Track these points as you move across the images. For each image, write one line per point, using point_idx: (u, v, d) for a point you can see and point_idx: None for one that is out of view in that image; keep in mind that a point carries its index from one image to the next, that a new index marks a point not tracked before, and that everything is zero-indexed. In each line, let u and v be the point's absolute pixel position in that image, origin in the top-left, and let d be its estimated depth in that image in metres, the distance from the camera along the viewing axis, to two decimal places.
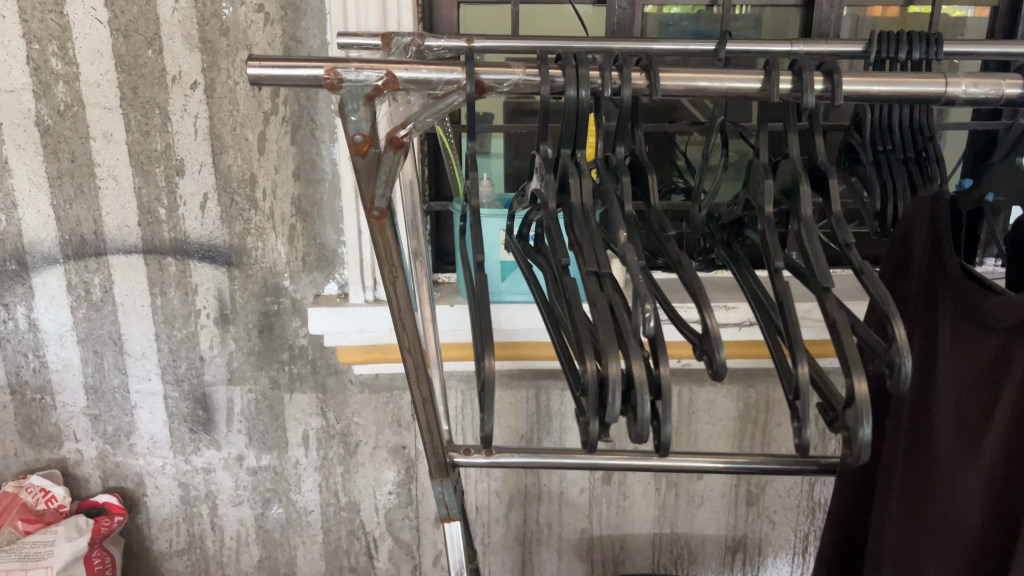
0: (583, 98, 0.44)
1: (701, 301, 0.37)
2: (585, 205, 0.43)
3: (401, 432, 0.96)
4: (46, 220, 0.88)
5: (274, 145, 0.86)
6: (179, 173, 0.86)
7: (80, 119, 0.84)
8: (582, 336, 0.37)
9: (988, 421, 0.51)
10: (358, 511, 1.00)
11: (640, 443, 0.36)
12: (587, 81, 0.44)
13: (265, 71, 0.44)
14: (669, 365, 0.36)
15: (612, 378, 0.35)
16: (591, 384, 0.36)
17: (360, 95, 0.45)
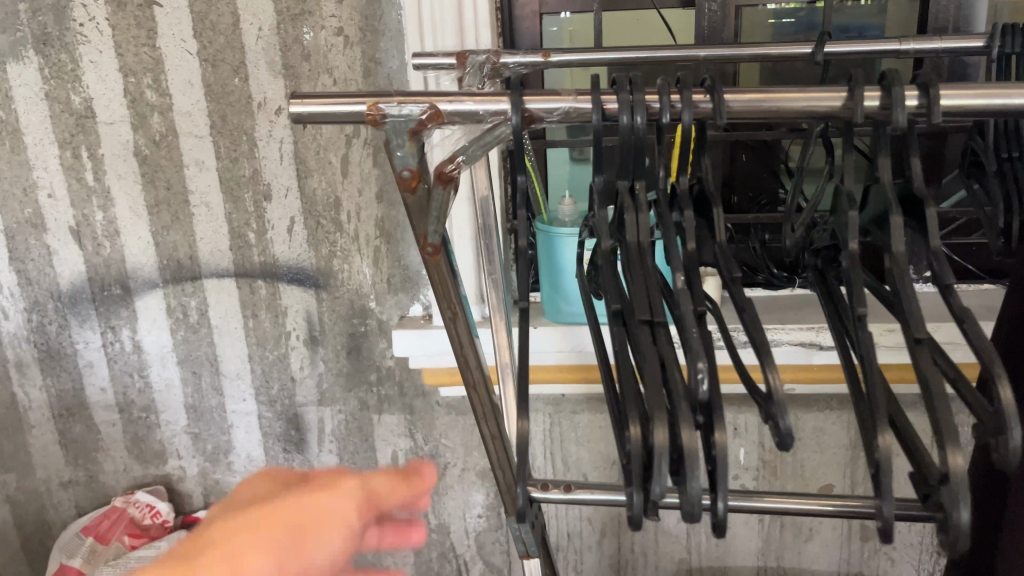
0: (638, 126, 0.40)
1: (765, 356, 0.33)
2: (641, 241, 0.39)
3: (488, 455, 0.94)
4: (146, 246, 0.91)
5: (357, 168, 0.85)
6: (267, 199, 0.87)
7: (174, 147, 0.86)
8: (626, 397, 0.33)
9: None
10: (448, 534, 0.98)
11: (691, 521, 0.32)
12: (643, 106, 0.40)
13: (307, 110, 0.43)
14: (724, 432, 0.32)
15: (658, 449, 0.31)
16: (635, 454, 0.32)
17: (404, 130, 0.43)
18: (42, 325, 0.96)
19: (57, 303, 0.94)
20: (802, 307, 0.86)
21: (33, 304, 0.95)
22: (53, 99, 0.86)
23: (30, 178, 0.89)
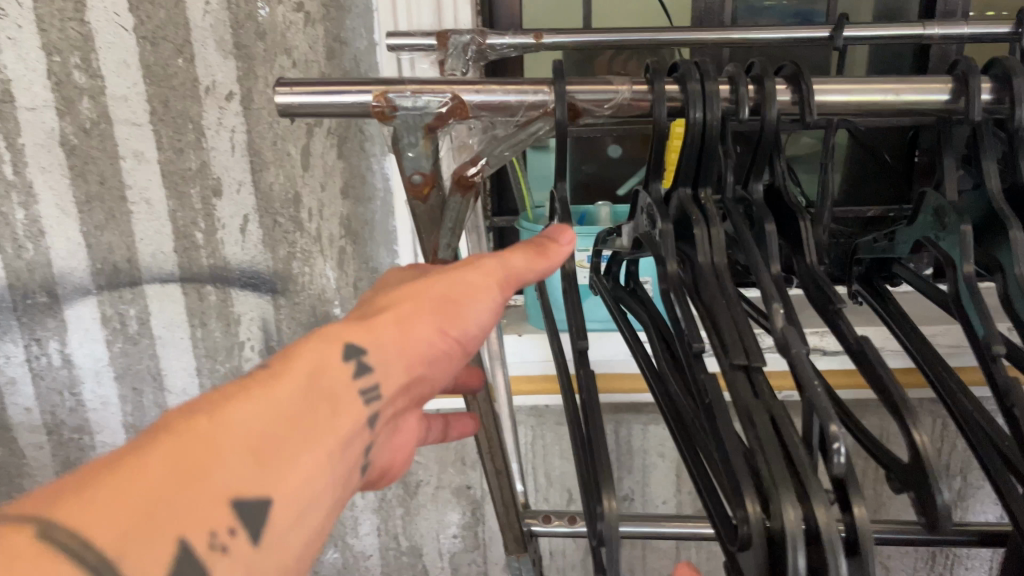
0: (712, 123, 0.33)
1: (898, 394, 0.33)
2: (717, 263, 0.33)
3: (465, 472, 0.86)
4: (76, 248, 0.80)
5: (319, 160, 0.77)
6: (217, 194, 0.78)
7: (108, 137, 0.76)
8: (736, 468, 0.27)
9: None
10: (421, 556, 0.91)
11: None
12: (716, 99, 0.33)
13: (295, 101, 0.35)
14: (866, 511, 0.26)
15: (789, 537, 0.25)
16: (757, 542, 0.26)
17: (418, 127, 0.36)
18: None
19: None
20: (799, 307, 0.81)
21: None
22: None
23: None
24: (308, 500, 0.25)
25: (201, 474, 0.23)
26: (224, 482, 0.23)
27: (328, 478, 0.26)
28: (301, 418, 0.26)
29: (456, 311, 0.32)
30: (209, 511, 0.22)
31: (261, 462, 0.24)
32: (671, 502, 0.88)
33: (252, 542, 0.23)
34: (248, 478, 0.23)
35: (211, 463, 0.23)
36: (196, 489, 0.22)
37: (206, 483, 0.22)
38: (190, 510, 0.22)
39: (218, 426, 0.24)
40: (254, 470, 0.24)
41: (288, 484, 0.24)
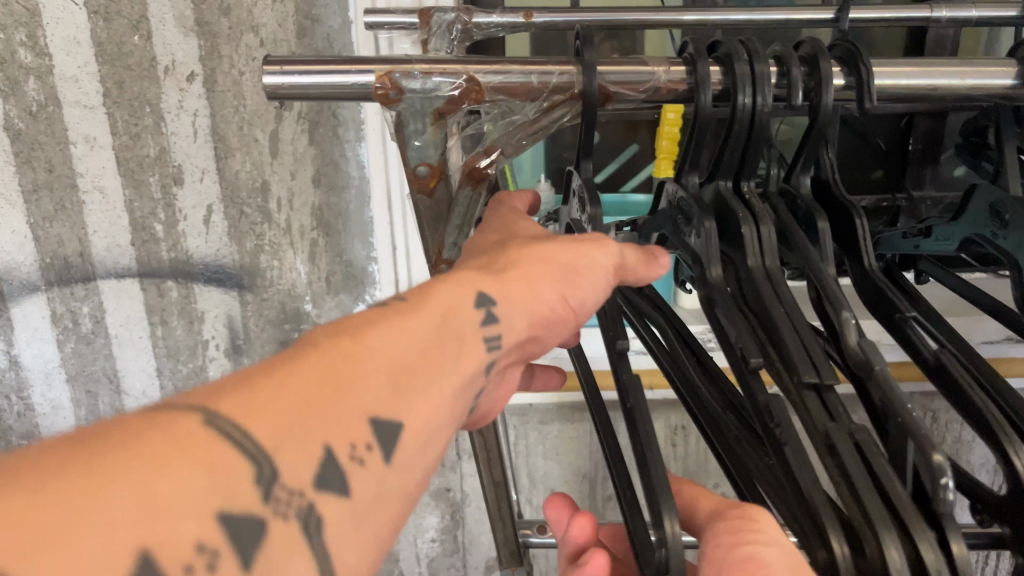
0: (762, 108, 0.30)
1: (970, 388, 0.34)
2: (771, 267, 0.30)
3: (446, 474, 0.83)
4: (23, 241, 0.74)
5: (289, 146, 0.72)
6: (177, 182, 0.72)
7: (56, 120, 0.70)
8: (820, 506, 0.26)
9: None
10: (398, 562, 0.87)
11: None
12: (767, 81, 0.30)
13: (287, 81, 0.31)
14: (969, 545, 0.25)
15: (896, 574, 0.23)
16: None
17: (429, 109, 0.33)
18: None
19: None
20: None
21: None
22: None
23: None
24: (436, 436, 0.25)
25: (345, 389, 0.23)
26: (366, 402, 0.23)
27: (444, 419, 0.26)
28: (425, 357, 0.26)
29: (579, 277, 0.31)
30: (350, 423, 0.22)
31: (400, 387, 0.24)
32: None
33: (388, 462, 0.23)
34: (388, 400, 0.24)
35: (356, 381, 0.23)
36: (341, 404, 0.22)
37: (351, 400, 0.23)
38: (338, 422, 0.22)
39: (364, 347, 0.24)
40: (393, 393, 0.24)
41: (420, 416, 0.24)
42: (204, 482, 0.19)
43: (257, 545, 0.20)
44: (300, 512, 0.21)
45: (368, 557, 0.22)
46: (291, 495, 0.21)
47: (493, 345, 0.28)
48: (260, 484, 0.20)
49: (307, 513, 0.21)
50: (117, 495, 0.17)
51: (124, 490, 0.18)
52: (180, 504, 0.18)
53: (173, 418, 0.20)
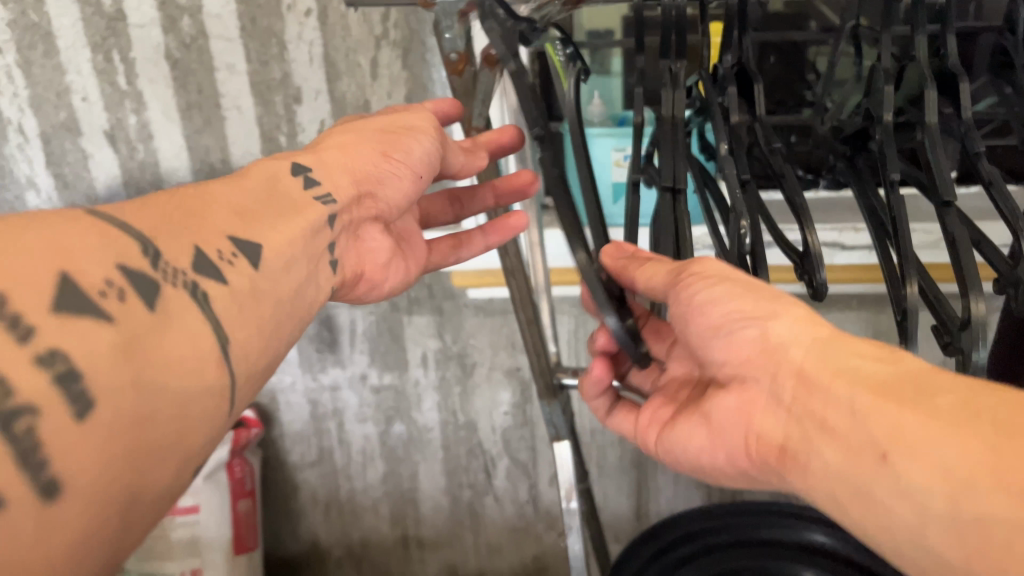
0: None
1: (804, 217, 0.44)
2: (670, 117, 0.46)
3: (515, 354, 0.97)
4: (180, 150, 0.93)
5: (386, 70, 0.87)
6: (297, 101, 0.89)
7: (205, 51, 0.87)
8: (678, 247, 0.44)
9: None
10: (476, 431, 1.02)
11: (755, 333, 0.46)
12: None
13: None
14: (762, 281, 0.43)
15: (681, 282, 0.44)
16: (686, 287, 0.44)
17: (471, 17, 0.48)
18: None
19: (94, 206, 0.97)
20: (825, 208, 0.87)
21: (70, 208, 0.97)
22: (81, 2, 0.85)
23: (62, 82, 0.89)
24: (287, 256, 0.43)
25: (201, 214, 0.39)
26: (220, 227, 0.39)
27: (289, 247, 0.43)
28: (259, 205, 0.44)
29: (400, 141, 0.52)
30: (213, 238, 0.38)
31: (245, 220, 0.41)
32: None
33: (252, 267, 0.40)
34: (235, 228, 0.40)
35: (209, 212, 0.40)
36: (195, 224, 0.38)
37: (205, 224, 0.39)
38: (200, 237, 0.38)
39: (207, 198, 0.41)
40: (243, 224, 0.41)
41: (270, 239, 0.42)
42: (102, 245, 0.32)
43: (159, 295, 0.33)
44: (184, 282, 0.35)
45: (243, 322, 0.37)
46: (176, 270, 0.35)
47: (323, 198, 0.48)
48: (150, 255, 0.34)
49: (197, 288, 0.35)
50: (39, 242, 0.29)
51: (35, 244, 0.29)
52: (87, 259, 0.31)
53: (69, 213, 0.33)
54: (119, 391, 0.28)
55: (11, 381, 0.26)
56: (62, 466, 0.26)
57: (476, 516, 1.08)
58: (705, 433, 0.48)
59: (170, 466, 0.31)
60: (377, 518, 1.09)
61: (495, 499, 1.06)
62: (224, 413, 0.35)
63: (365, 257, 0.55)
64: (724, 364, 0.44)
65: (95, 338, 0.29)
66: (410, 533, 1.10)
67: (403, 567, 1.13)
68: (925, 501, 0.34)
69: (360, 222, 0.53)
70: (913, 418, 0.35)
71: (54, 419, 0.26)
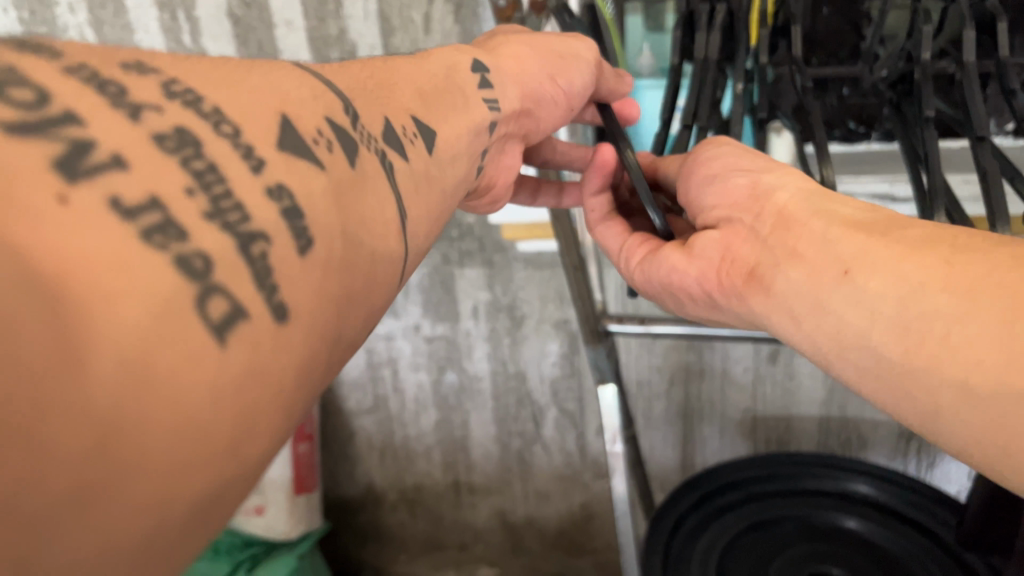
0: None
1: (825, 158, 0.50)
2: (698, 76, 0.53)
3: (563, 307, 0.98)
4: None
5: (438, 25, 0.88)
6: (353, 56, 0.91)
7: (264, 8, 0.89)
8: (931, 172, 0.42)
9: None
10: (526, 380, 1.04)
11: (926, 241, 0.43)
12: None
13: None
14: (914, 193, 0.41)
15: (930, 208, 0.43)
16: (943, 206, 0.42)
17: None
18: None
19: None
20: (880, 158, 0.86)
21: None
22: None
23: (132, 40, 0.94)
24: (452, 152, 0.44)
25: (386, 93, 0.41)
26: (404, 106, 0.41)
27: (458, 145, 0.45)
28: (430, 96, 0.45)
29: (561, 63, 0.53)
30: (396, 116, 0.40)
31: (423, 105, 0.43)
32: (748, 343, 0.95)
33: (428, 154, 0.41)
34: (416, 110, 0.42)
35: (391, 96, 0.41)
36: (385, 99, 0.40)
37: (390, 102, 0.41)
38: (383, 111, 0.39)
39: (392, 80, 0.43)
40: (422, 113, 0.43)
41: (442, 134, 0.43)
42: (276, 101, 0.30)
43: (358, 156, 0.33)
44: (376, 149, 0.35)
45: (418, 206, 0.38)
46: (368, 138, 0.35)
47: (491, 103, 0.49)
48: (350, 118, 0.34)
49: (384, 160, 0.36)
50: (230, 86, 0.28)
51: (224, 84, 0.27)
52: (264, 104, 0.29)
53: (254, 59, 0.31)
54: (335, 236, 0.28)
55: (249, 208, 0.24)
56: (287, 290, 0.24)
57: (525, 464, 1.11)
58: (682, 255, 0.46)
59: (359, 322, 0.29)
60: (429, 465, 1.13)
61: (544, 448, 1.09)
62: (397, 286, 0.34)
63: (507, 168, 0.54)
64: (714, 208, 0.46)
65: (315, 181, 0.28)
66: (461, 479, 1.14)
67: (455, 511, 1.17)
68: (880, 305, 0.35)
69: (512, 132, 0.53)
70: (885, 245, 0.37)
71: (281, 250, 0.24)
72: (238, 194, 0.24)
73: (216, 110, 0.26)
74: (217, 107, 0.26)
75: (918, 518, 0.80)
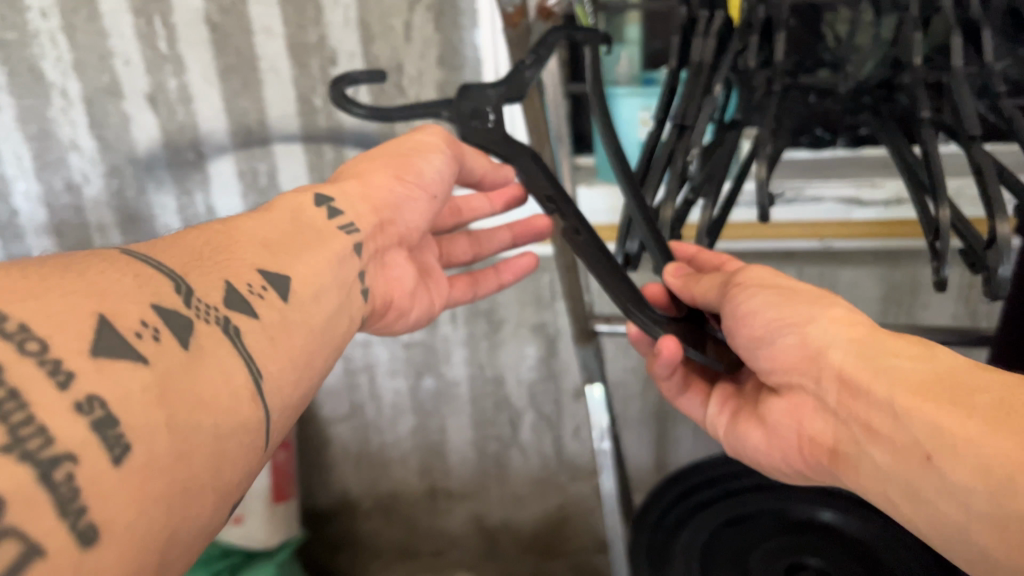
0: None
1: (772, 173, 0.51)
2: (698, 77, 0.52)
3: (541, 311, 0.99)
4: (218, 112, 0.95)
5: (419, 33, 0.89)
6: (332, 64, 0.92)
7: (243, 15, 0.90)
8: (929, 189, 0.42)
9: None
10: (503, 384, 1.05)
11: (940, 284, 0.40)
12: None
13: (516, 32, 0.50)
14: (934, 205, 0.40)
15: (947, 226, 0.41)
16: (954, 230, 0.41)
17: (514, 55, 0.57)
18: (121, 190, 1.01)
19: (134, 168, 1.00)
20: (846, 166, 0.91)
21: (111, 169, 1.00)
22: None
23: (105, 46, 0.93)
24: (318, 291, 0.46)
25: (229, 248, 0.43)
26: (250, 261, 0.43)
27: (327, 279, 0.48)
28: (278, 239, 0.47)
29: (408, 162, 0.62)
30: (241, 271, 0.41)
31: (275, 252, 0.45)
32: None
33: (285, 300, 0.43)
34: (262, 264, 0.43)
35: (236, 246, 0.43)
36: (231, 259, 0.42)
37: (236, 262, 0.42)
38: (231, 273, 0.41)
39: (231, 235, 0.44)
40: (273, 257, 0.45)
41: (302, 275, 0.46)
42: (98, 301, 0.31)
43: (193, 334, 0.35)
44: (218, 318, 0.37)
45: (277, 354, 0.40)
46: (208, 304, 0.37)
47: (349, 228, 0.53)
48: (183, 294, 0.36)
49: (228, 323, 0.38)
50: (53, 300, 0.29)
51: (55, 298, 0.30)
52: (75, 305, 0.30)
53: (101, 254, 0.36)
54: (159, 435, 0.29)
55: (53, 431, 0.26)
56: (98, 512, 0.26)
57: (502, 468, 1.12)
58: (762, 434, 0.52)
59: (205, 507, 0.31)
60: (405, 471, 1.14)
61: (520, 451, 1.10)
62: (259, 451, 0.36)
63: (393, 282, 0.61)
64: (771, 371, 0.48)
65: (133, 381, 0.30)
66: (438, 484, 1.14)
67: (431, 517, 1.18)
68: (969, 500, 0.35)
69: (386, 248, 0.60)
70: (942, 415, 0.36)
71: (89, 469, 0.26)
72: (41, 417, 0.26)
73: (22, 327, 0.27)
74: (23, 323, 0.28)
75: None
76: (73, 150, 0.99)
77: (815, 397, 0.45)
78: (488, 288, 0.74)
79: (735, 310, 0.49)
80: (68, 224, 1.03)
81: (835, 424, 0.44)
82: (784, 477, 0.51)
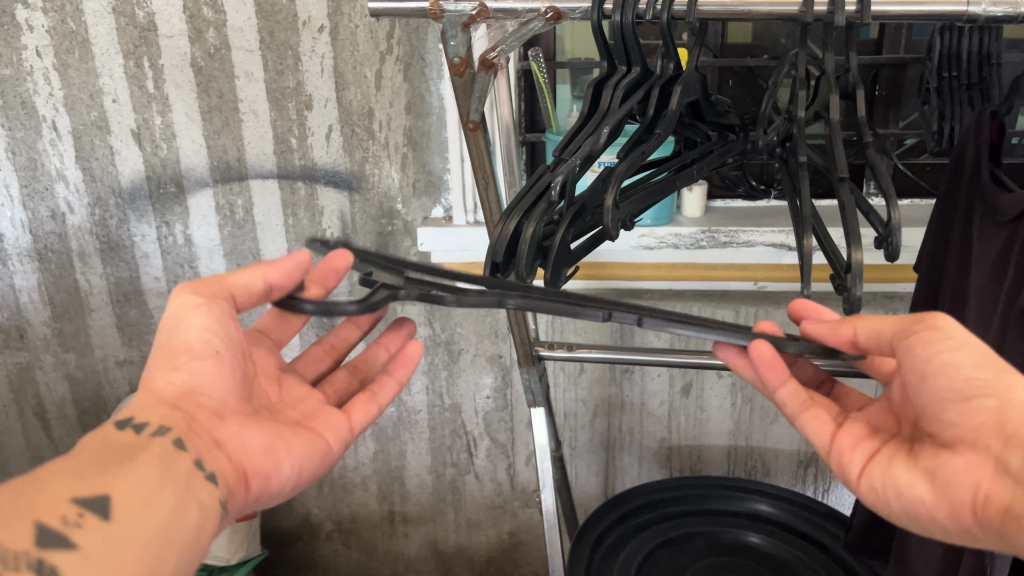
0: (626, 24, 0.53)
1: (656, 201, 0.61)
2: (609, 109, 0.53)
3: (497, 343, 1.05)
4: (200, 148, 1.02)
5: (389, 82, 0.97)
6: (308, 107, 0.99)
7: (227, 60, 0.97)
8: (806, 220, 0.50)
9: (990, 314, 0.57)
10: (460, 413, 1.11)
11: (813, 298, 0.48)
12: (632, 8, 0.53)
13: None
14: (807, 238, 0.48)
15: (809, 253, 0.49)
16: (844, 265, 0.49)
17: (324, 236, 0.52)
18: (103, 219, 1.07)
19: (117, 199, 1.06)
20: (774, 215, 0.99)
21: (95, 200, 1.06)
22: (117, 13, 0.95)
23: (95, 84, 0.99)
24: (146, 494, 0.41)
25: (33, 493, 0.38)
26: (61, 494, 0.39)
27: (152, 481, 0.42)
28: (81, 466, 0.41)
29: (173, 342, 0.49)
30: (46, 508, 0.38)
31: (78, 477, 0.40)
32: (664, 373, 1.05)
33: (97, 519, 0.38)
34: (77, 489, 0.39)
35: (37, 489, 0.39)
36: (40, 497, 0.38)
37: (47, 493, 0.39)
38: (44, 508, 0.38)
39: (38, 474, 0.40)
40: (79, 485, 0.40)
41: (113, 485, 0.40)
42: None
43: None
44: (28, 562, 0.36)
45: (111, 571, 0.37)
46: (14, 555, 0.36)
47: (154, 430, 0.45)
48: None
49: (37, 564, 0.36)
50: None
51: None
52: None
53: None
54: None
55: None
56: None
57: (457, 494, 1.17)
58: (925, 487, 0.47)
59: None
60: (365, 494, 1.18)
61: (476, 478, 1.16)
62: None
63: (240, 451, 0.50)
64: (953, 425, 0.45)
65: None
66: (396, 508, 1.19)
67: (388, 541, 1.22)
68: None
69: (208, 427, 0.49)
70: None
71: None
72: None
73: None
74: None
75: (813, 533, 0.89)
76: (60, 181, 1.05)
77: (997, 459, 0.42)
78: (390, 394, 0.60)
79: (921, 359, 0.46)
80: (51, 250, 1.09)
81: (1016, 484, 0.41)
82: (935, 535, 0.46)
